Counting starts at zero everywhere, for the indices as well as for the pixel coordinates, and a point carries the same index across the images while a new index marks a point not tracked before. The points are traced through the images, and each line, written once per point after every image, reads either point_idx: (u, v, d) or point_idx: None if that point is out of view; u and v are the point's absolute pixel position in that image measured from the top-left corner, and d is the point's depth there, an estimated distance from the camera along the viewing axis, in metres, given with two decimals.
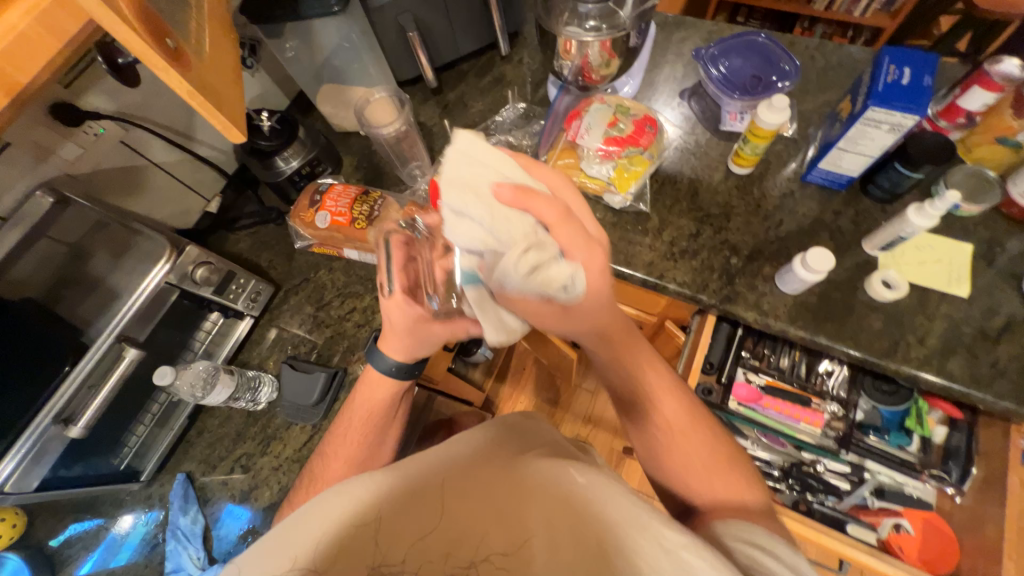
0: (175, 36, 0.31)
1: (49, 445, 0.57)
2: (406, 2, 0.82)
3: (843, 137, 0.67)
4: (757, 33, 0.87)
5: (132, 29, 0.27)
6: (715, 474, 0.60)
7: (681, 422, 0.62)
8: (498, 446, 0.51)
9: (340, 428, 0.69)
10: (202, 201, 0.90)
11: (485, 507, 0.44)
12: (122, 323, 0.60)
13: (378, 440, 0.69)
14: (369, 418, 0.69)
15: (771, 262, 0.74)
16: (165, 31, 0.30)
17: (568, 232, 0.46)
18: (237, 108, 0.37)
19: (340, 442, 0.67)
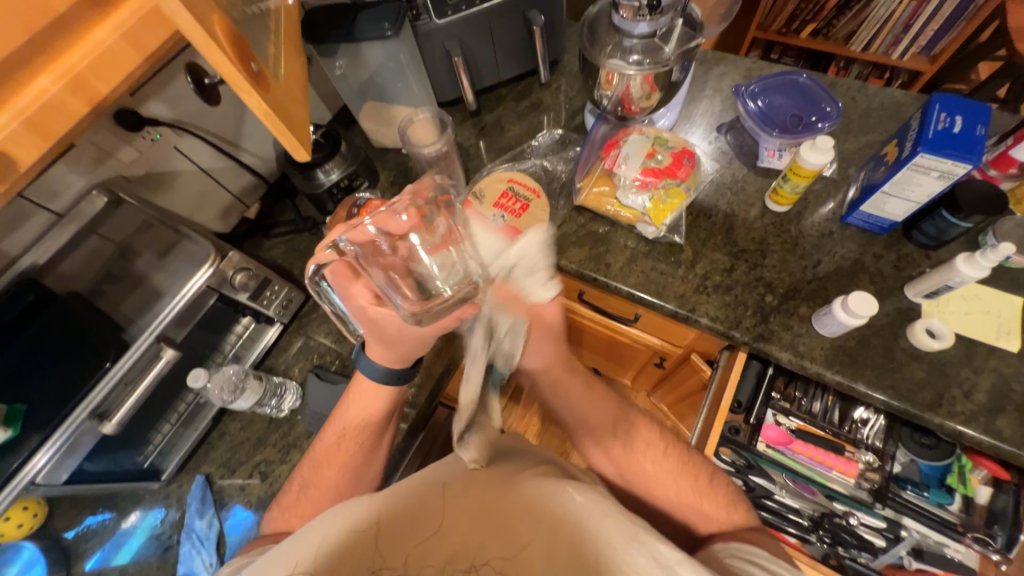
0: (258, 59, 0.33)
1: (82, 439, 0.58)
2: (454, 29, 0.85)
3: (887, 182, 0.67)
4: (798, 73, 0.88)
5: (223, 51, 0.28)
6: (704, 495, 0.64)
7: (654, 443, 0.68)
8: (485, 470, 0.54)
9: (344, 440, 0.67)
10: (241, 207, 0.92)
11: (474, 514, 0.48)
12: (163, 323, 0.61)
13: (371, 454, 0.68)
14: (364, 429, 0.67)
15: (807, 302, 0.72)
16: (251, 55, 0.32)
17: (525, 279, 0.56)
18: (304, 127, 0.38)
19: (337, 455, 0.66)
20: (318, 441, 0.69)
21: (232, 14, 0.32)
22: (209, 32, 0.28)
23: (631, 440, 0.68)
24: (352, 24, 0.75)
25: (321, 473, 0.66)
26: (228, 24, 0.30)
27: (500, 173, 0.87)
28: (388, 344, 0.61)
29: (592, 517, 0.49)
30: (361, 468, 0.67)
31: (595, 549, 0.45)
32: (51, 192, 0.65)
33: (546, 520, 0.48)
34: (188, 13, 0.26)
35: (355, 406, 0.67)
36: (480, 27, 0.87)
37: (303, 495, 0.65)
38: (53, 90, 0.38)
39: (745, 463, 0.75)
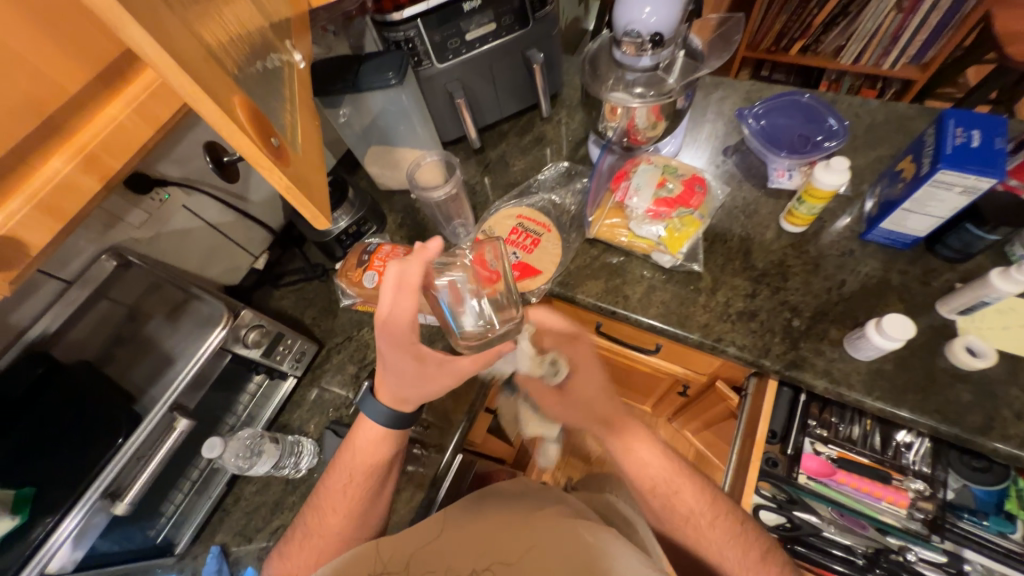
0: (278, 133, 0.32)
1: (91, 524, 0.54)
2: (455, 72, 0.87)
3: (908, 199, 0.65)
4: (800, 93, 0.88)
5: (242, 130, 0.27)
6: (756, 567, 0.61)
7: (699, 509, 0.66)
8: (484, 509, 0.63)
9: (345, 493, 0.63)
10: (250, 258, 0.91)
11: (477, 531, 0.58)
12: (176, 392, 0.58)
13: (372, 497, 0.65)
14: (366, 473, 0.64)
15: (837, 324, 0.70)
16: (271, 131, 0.31)
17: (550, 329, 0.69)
18: (324, 192, 0.37)
19: (344, 502, 0.63)
20: (319, 489, 0.66)
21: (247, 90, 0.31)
22: (227, 113, 0.27)
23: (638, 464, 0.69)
24: (355, 75, 0.75)
25: (329, 531, 0.63)
26: (248, 101, 0.29)
27: (508, 209, 0.87)
28: (417, 383, 0.60)
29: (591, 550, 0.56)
30: (366, 510, 0.65)
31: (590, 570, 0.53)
32: (60, 260, 0.64)
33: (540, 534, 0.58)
34: (207, 96, 0.25)
35: (355, 447, 0.65)
36: (480, 68, 0.88)
37: (309, 552, 0.62)
38: (65, 170, 0.37)
39: (787, 498, 0.72)
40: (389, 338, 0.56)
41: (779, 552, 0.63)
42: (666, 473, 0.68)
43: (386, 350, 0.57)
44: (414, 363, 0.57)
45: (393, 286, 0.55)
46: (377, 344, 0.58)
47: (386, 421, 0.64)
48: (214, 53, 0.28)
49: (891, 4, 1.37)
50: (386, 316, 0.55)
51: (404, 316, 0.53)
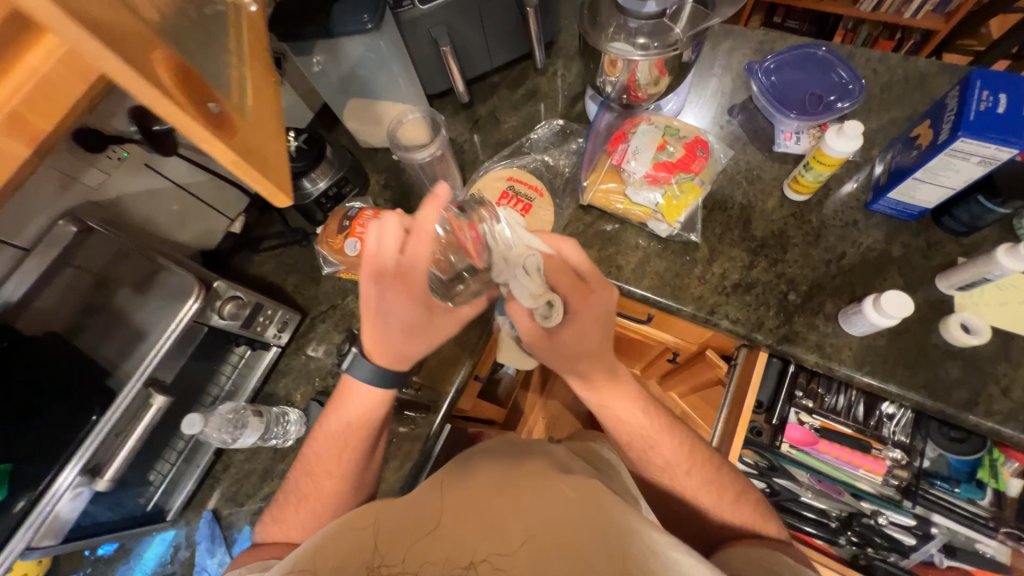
0: (218, 98, 0.27)
1: (72, 501, 0.53)
2: (440, 14, 0.78)
3: (921, 168, 0.62)
4: (818, 46, 0.81)
5: (170, 98, 0.23)
6: (733, 511, 0.64)
7: (678, 460, 0.66)
8: (484, 469, 0.54)
9: (334, 453, 0.64)
10: (225, 221, 0.86)
11: (475, 500, 0.48)
12: (150, 367, 0.56)
13: (366, 461, 0.65)
14: (356, 435, 0.64)
15: (833, 299, 0.68)
16: (208, 96, 0.26)
17: (561, 275, 0.58)
18: (284, 165, 0.32)
19: (323, 464, 0.64)
20: (308, 452, 0.66)
21: (180, 47, 0.26)
22: (148, 76, 0.22)
23: (616, 416, 0.66)
24: (325, 16, 0.67)
25: (320, 492, 0.64)
26: (173, 57, 0.24)
27: (499, 170, 0.81)
28: (420, 336, 0.59)
29: (585, 508, 0.47)
30: (359, 472, 0.65)
31: (590, 534, 0.45)
32: (13, 226, 0.59)
33: (551, 504, 0.47)
34: (114, 54, 0.20)
35: (350, 409, 0.64)
36: (468, 11, 0.79)
37: (306, 515, 0.63)
38: None
39: (768, 465, 0.74)
40: (401, 288, 0.55)
41: (750, 495, 0.67)
42: (648, 425, 0.66)
43: (394, 302, 0.56)
44: (423, 313, 0.57)
45: (396, 229, 0.54)
46: (373, 293, 0.57)
47: (377, 380, 0.63)
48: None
49: None
50: (397, 265, 0.55)
51: (418, 262, 0.54)
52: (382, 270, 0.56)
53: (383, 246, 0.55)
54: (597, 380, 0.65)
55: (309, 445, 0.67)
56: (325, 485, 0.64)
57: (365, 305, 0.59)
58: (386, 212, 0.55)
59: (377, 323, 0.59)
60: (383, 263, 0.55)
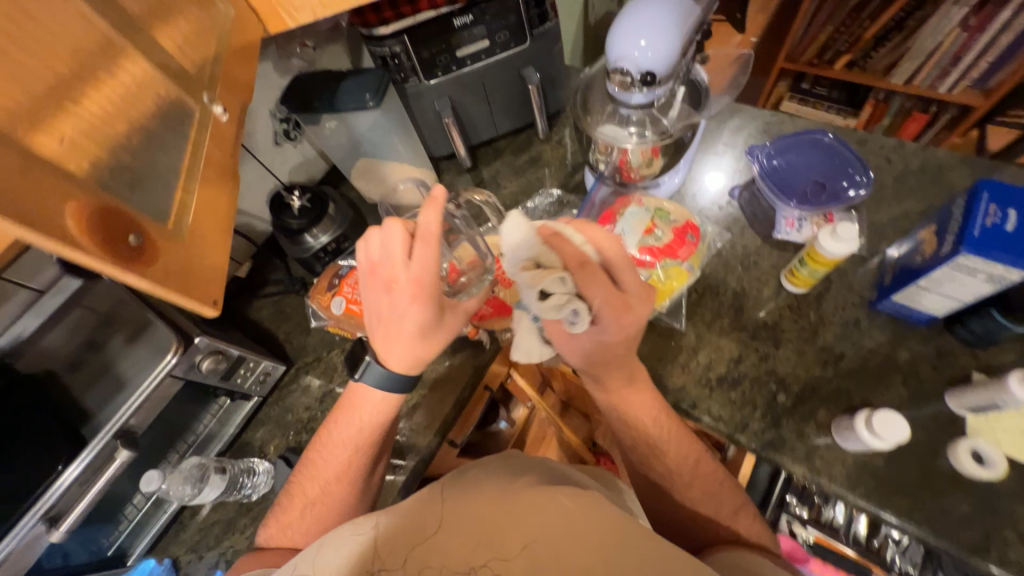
0: (143, 227, 0.28)
1: (27, 550, 0.55)
2: (445, 88, 0.82)
3: (924, 276, 0.58)
4: (823, 132, 0.78)
5: (79, 249, 0.24)
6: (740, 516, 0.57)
7: (682, 469, 0.59)
8: (489, 473, 0.50)
9: (339, 453, 0.63)
10: (233, 265, 0.91)
11: (473, 508, 0.45)
12: (124, 418, 0.59)
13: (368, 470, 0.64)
14: (360, 441, 0.63)
15: (826, 405, 0.63)
16: (132, 230, 0.27)
17: (593, 285, 0.53)
18: (216, 272, 0.34)
19: (332, 469, 0.63)
20: (316, 455, 0.65)
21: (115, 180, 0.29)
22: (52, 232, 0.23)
23: (631, 424, 0.60)
24: (333, 94, 0.72)
25: (321, 495, 0.63)
26: (90, 201, 0.25)
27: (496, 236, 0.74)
28: (431, 334, 0.58)
29: (578, 521, 0.43)
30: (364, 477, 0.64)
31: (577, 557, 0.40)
32: None
33: (546, 515, 0.43)
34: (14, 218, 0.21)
35: (361, 414, 0.62)
36: (473, 86, 0.83)
37: (310, 519, 0.62)
38: None
39: None
40: (413, 291, 0.54)
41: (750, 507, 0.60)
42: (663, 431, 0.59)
43: (406, 307, 0.55)
44: (435, 315, 0.57)
45: (402, 238, 0.55)
46: (384, 296, 0.57)
47: (388, 386, 0.61)
48: (59, 152, 0.25)
49: (955, 21, 1.20)
50: (409, 271, 0.54)
51: (426, 268, 0.54)
52: (390, 278, 0.56)
53: (389, 255, 0.56)
54: (613, 385, 0.60)
55: (321, 440, 0.65)
56: (327, 491, 0.63)
57: (376, 312, 0.59)
58: (388, 222, 0.56)
59: (392, 327, 0.57)
60: (390, 270, 0.56)
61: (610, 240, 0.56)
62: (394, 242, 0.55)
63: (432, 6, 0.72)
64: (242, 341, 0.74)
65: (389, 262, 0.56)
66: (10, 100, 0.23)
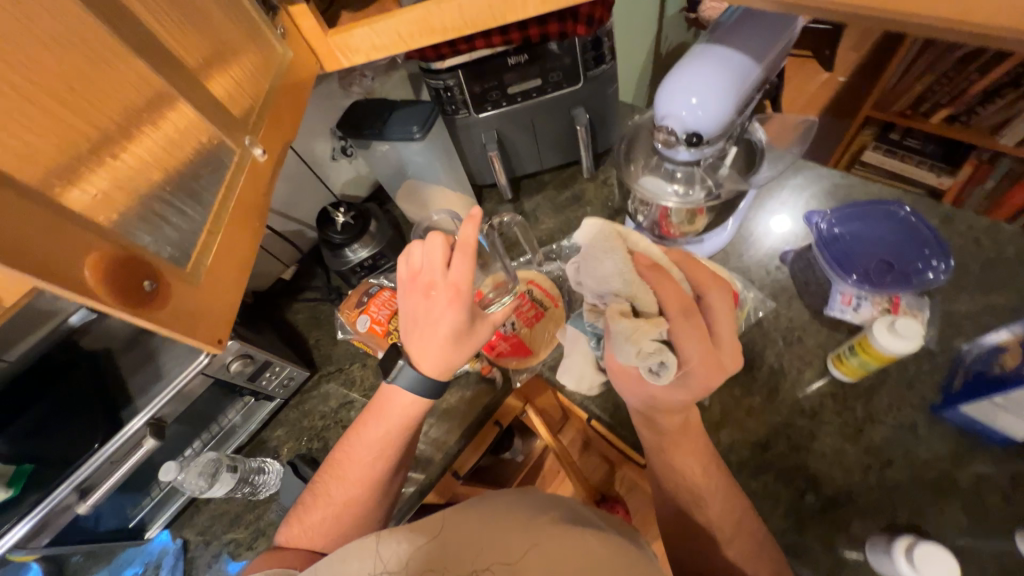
0: (160, 271, 0.31)
1: (57, 517, 0.60)
2: (494, 122, 0.82)
3: (1003, 394, 0.50)
4: (898, 205, 0.70)
5: (93, 296, 0.26)
6: None
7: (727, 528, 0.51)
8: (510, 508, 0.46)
9: (367, 451, 0.59)
10: (280, 267, 0.97)
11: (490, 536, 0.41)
12: (155, 410, 0.63)
13: (393, 472, 0.61)
14: (388, 442, 0.59)
15: (863, 517, 0.56)
16: (148, 276, 0.30)
17: (686, 325, 0.48)
18: (223, 311, 0.36)
19: (359, 469, 0.59)
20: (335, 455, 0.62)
21: (139, 226, 0.32)
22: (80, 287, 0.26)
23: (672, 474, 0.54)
24: (383, 123, 0.75)
25: (338, 496, 0.59)
26: (115, 251, 0.28)
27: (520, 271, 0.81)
28: (463, 341, 0.55)
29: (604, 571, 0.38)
30: (389, 478, 0.60)
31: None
32: None
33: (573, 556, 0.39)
34: (42, 275, 0.24)
35: (391, 413, 0.59)
36: (522, 121, 0.84)
37: (333, 518, 0.58)
38: None
39: None
40: (451, 296, 0.52)
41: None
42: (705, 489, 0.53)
43: (443, 312, 0.52)
44: (471, 322, 0.54)
45: (444, 245, 0.53)
46: (418, 300, 0.54)
47: (420, 389, 0.57)
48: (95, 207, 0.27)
49: None
50: (448, 276, 0.52)
51: (466, 276, 0.52)
52: (428, 284, 0.53)
53: (429, 262, 0.54)
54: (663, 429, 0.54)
55: (348, 436, 0.62)
56: (351, 492, 0.59)
57: (410, 318, 0.56)
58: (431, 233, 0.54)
59: (425, 332, 0.54)
60: (431, 276, 0.53)
61: (706, 273, 0.54)
62: (434, 248, 0.53)
63: (488, 45, 0.72)
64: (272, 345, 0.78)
65: (426, 269, 0.53)
66: (39, 166, 0.26)
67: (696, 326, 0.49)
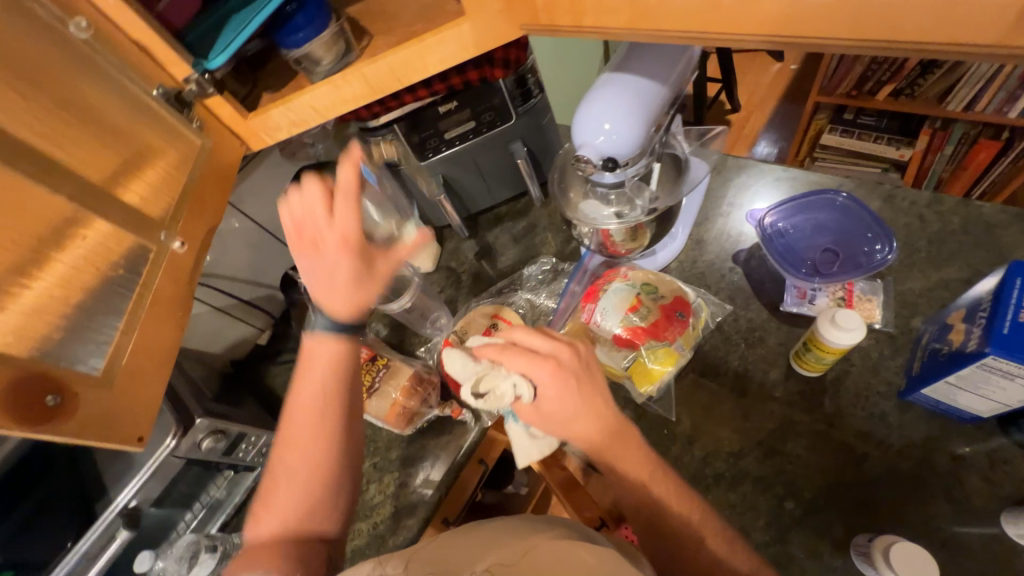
0: (66, 384, 0.35)
1: None
2: (437, 167, 0.85)
3: (951, 375, 0.49)
4: (835, 192, 0.70)
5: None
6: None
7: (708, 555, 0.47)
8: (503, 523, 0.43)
9: (302, 418, 0.55)
10: (254, 332, 0.97)
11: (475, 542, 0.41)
12: (124, 502, 0.63)
13: (346, 437, 0.56)
14: (332, 395, 0.56)
15: (845, 518, 0.55)
16: (50, 392, 0.33)
17: (513, 356, 0.48)
18: (136, 410, 0.40)
19: (301, 439, 0.54)
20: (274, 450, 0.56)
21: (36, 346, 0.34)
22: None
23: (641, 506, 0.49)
24: None
25: (293, 481, 0.54)
26: (13, 375, 0.32)
27: (485, 306, 0.81)
28: (364, 283, 0.54)
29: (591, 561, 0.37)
30: (345, 444, 0.56)
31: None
32: None
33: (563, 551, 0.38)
34: None
35: (319, 369, 0.56)
36: (463, 162, 0.86)
37: (287, 503, 0.53)
38: None
39: None
40: (341, 244, 0.52)
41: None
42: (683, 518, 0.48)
43: (336, 260, 0.52)
44: (367, 262, 0.54)
45: (323, 195, 0.52)
46: (311, 255, 0.53)
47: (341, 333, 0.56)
48: None
49: None
50: (333, 223, 0.52)
51: (351, 221, 0.52)
52: (316, 238, 0.53)
53: (312, 212, 0.53)
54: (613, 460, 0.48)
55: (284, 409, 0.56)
56: (298, 472, 0.54)
57: (309, 274, 0.54)
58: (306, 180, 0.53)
59: (324, 284, 0.54)
60: (317, 229, 0.53)
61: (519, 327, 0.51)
62: (314, 195, 0.52)
63: (415, 99, 0.75)
64: (247, 416, 0.79)
65: (311, 220, 0.53)
66: None
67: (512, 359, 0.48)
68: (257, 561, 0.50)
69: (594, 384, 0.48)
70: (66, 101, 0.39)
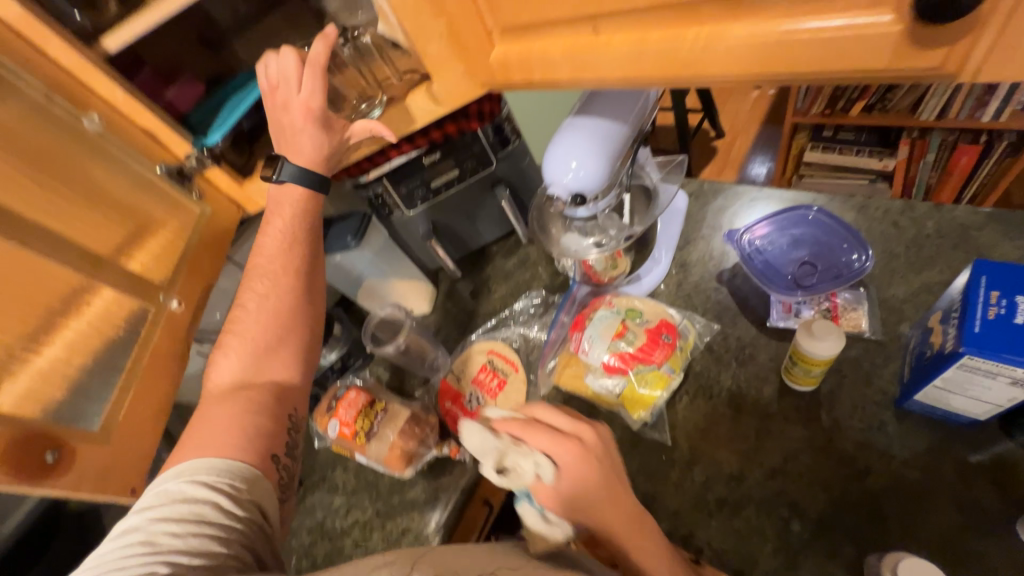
0: (64, 441, 0.37)
1: None
2: (426, 214, 0.89)
3: (938, 378, 0.49)
4: (807, 207, 0.72)
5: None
6: None
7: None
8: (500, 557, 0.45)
9: (267, 258, 0.60)
10: None
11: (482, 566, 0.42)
12: None
13: (307, 290, 0.61)
14: (297, 244, 0.60)
15: (854, 536, 0.53)
16: (50, 449, 0.36)
17: (537, 434, 0.48)
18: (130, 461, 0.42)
19: (269, 286, 0.59)
20: (238, 310, 0.59)
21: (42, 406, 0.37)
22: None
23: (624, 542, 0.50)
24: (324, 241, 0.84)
25: (256, 323, 0.58)
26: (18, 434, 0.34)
27: (481, 343, 0.84)
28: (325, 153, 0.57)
29: None
30: (309, 281, 0.61)
31: None
32: None
33: None
34: None
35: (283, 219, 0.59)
36: (450, 207, 0.90)
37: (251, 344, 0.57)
38: None
39: None
40: (305, 115, 0.53)
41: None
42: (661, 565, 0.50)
43: (300, 128, 0.54)
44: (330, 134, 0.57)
45: (297, 66, 0.52)
46: (276, 116, 0.54)
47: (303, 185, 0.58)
48: None
49: None
50: (301, 95, 0.52)
51: (317, 95, 0.52)
52: (284, 104, 0.53)
53: (286, 78, 0.53)
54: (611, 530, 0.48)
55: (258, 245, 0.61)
56: (262, 318, 0.58)
57: (280, 129, 0.56)
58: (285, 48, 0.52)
59: (286, 140, 0.56)
60: (287, 95, 0.53)
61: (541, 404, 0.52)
62: (292, 66, 0.52)
63: (400, 153, 0.81)
64: None
65: (280, 87, 0.53)
66: None
67: (538, 436, 0.48)
68: (220, 413, 0.52)
69: (612, 465, 0.49)
70: (78, 184, 0.44)
